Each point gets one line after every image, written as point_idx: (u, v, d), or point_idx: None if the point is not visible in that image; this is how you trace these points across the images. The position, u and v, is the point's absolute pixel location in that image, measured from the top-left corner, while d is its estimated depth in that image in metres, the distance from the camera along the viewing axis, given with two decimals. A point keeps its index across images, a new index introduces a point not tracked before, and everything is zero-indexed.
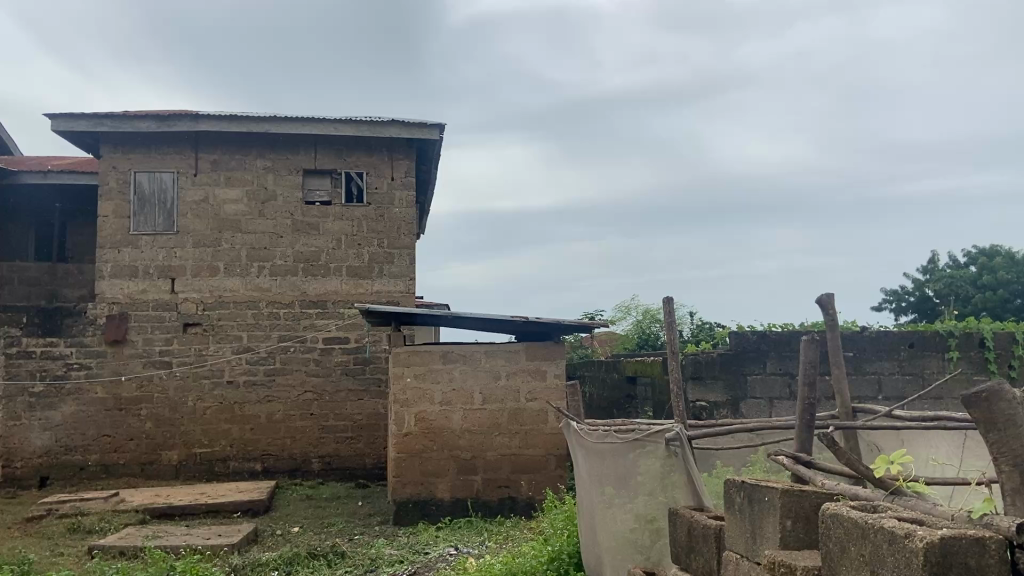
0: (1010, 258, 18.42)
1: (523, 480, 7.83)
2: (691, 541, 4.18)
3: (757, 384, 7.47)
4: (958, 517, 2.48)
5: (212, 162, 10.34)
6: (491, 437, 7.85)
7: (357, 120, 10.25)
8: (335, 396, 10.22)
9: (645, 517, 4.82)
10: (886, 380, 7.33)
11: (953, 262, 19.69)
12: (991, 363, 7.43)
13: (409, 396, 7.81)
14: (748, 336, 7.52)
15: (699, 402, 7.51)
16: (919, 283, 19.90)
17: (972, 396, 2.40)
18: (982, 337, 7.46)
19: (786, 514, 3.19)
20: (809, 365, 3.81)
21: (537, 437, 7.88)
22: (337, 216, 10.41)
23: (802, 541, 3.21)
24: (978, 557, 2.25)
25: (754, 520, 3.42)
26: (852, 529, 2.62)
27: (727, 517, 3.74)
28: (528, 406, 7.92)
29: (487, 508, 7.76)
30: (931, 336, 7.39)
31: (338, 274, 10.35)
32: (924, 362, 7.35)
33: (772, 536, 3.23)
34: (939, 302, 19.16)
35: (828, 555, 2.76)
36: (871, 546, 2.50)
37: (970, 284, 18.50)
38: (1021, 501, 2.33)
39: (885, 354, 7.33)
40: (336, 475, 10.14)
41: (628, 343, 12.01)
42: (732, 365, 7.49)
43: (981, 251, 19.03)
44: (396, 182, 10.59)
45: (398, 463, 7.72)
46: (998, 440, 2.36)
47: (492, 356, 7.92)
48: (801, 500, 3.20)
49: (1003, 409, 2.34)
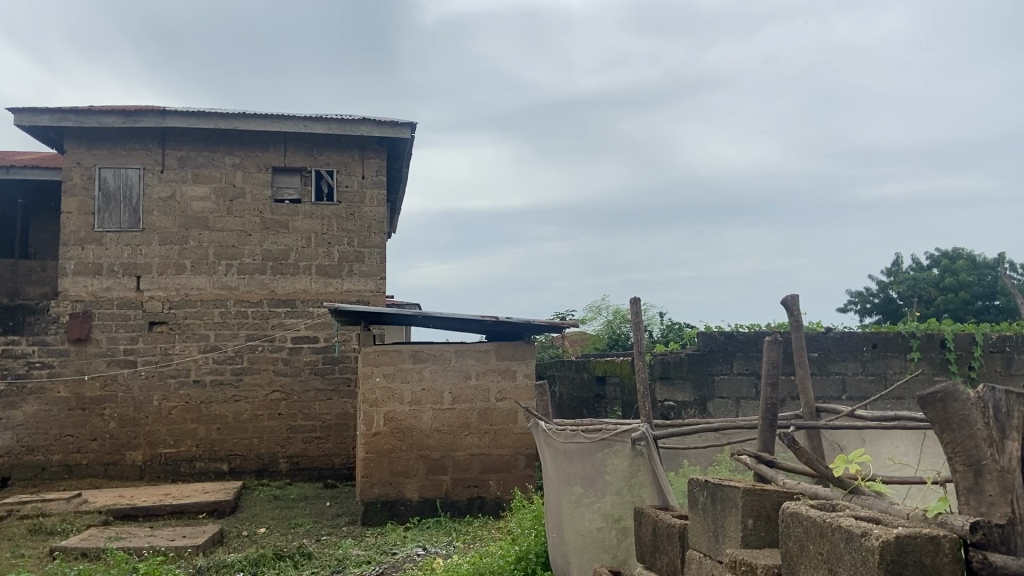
0: (971, 260, 18.79)
1: (492, 480, 7.83)
2: (656, 540, 4.21)
3: (724, 384, 7.55)
4: (914, 516, 2.52)
5: (179, 158, 10.20)
6: (460, 437, 7.84)
7: (327, 117, 10.19)
8: (304, 396, 10.15)
9: (612, 516, 4.85)
10: (850, 380, 7.44)
11: (917, 264, 20.04)
12: (952, 364, 7.56)
13: (378, 396, 7.79)
14: (715, 336, 7.60)
15: (667, 401, 7.56)
16: (883, 284, 20.25)
17: (928, 397, 2.43)
18: (943, 338, 7.59)
19: (748, 513, 3.23)
20: (772, 366, 3.86)
21: (506, 437, 7.89)
22: (306, 215, 10.34)
23: (763, 540, 3.25)
24: (932, 556, 2.29)
25: (717, 519, 3.45)
26: (810, 528, 2.65)
27: (691, 516, 3.78)
28: (497, 406, 7.92)
29: (456, 508, 7.75)
30: (893, 337, 7.53)
31: (307, 273, 10.27)
32: (887, 362, 7.48)
33: (734, 535, 3.27)
34: (902, 303, 19.54)
35: (788, 553, 2.80)
36: (829, 545, 2.54)
37: (933, 285, 18.87)
38: (975, 501, 2.37)
39: (849, 354, 7.45)
40: (304, 475, 10.07)
41: (599, 343, 12.07)
42: (700, 365, 7.56)
43: (943, 253, 19.39)
44: (366, 181, 10.54)
45: (367, 463, 7.69)
46: (952, 440, 2.40)
47: (462, 355, 7.92)
48: (762, 498, 3.24)
49: (957, 409, 2.38)
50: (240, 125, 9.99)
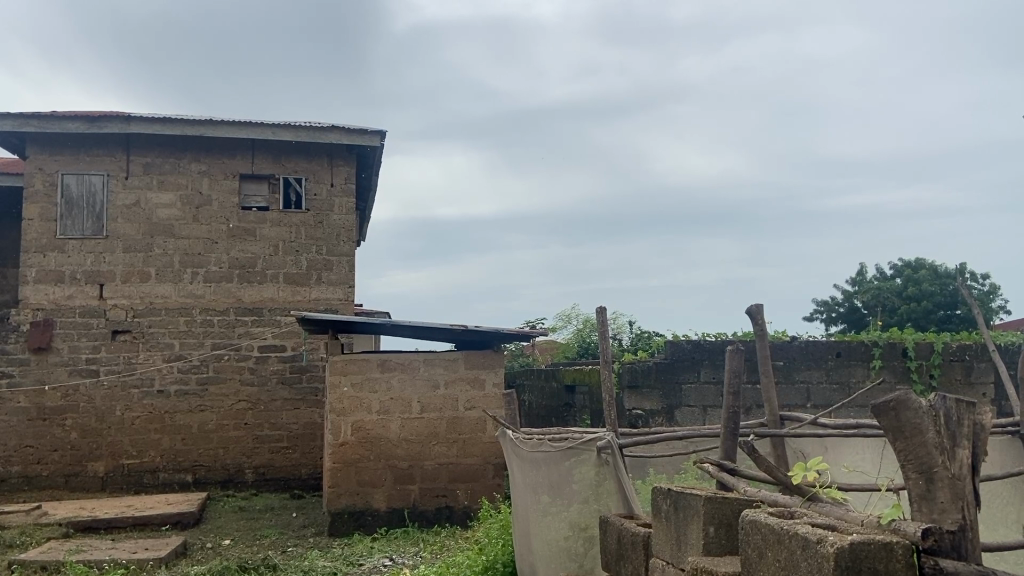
0: (934, 270, 19.14)
1: (461, 489, 7.81)
2: (621, 549, 4.23)
3: (692, 392, 7.60)
4: (869, 523, 2.56)
5: (144, 164, 10.08)
6: (428, 447, 7.82)
7: (296, 124, 10.13)
8: (270, 405, 10.06)
9: (580, 524, 4.88)
10: (814, 389, 7.56)
11: (880, 274, 20.36)
12: (913, 373, 7.68)
13: (346, 405, 7.74)
14: (683, 345, 7.65)
15: (635, 410, 7.62)
16: (848, 293, 20.58)
17: (881, 406, 2.47)
18: (905, 347, 7.71)
19: (708, 521, 3.26)
20: (734, 374, 3.90)
21: (475, 446, 7.87)
22: (274, 222, 10.26)
23: (724, 547, 3.28)
24: (885, 562, 2.33)
25: (679, 527, 3.48)
26: (768, 535, 2.69)
27: (654, 524, 3.80)
28: (466, 415, 7.90)
29: (425, 517, 7.72)
30: (857, 346, 7.64)
31: (274, 281, 10.19)
32: (850, 371, 7.60)
33: (696, 543, 3.30)
34: (867, 312, 19.90)
35: (747, 560, 2.83)
36: (787, 552, 2.57)
37: (896, 294, 19.20)
38: (927, 507, 2.40)
39: (814, 362, 7.57)
40: (270, 485, 9.96)
41: (569, 351, 12.13)
42: (667, 374, 7.62)
43: (907, 263, 19.73)
44: (336, 189, 10.49)
45: (334, 472, 7.64)
46: (904, 448, 2.44)
47: (431, 364, 7.90)
48: (723, 506, 3.27)
49: (910, 417, 2.42)
50: (208, 131, 9.91)
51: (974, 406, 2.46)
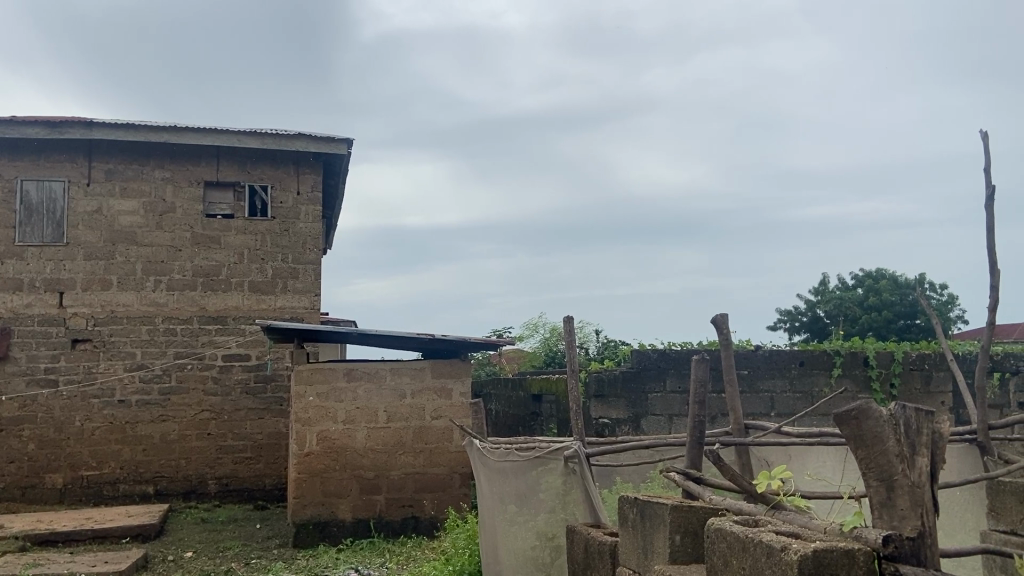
0: (894, 281, 19.52)
1: (427, 499, 7.78)
2: (587, 557, 4.24)
3: (657, 401, 7.66)
4: (831, 530, 2.59)
5: (107, 171, 9.91)
6: (395, 456, 7.77)
7: (262, 131, 10.05)
8: (234, 415, 9.92)
9: (546, 534, 4.87)
10: (778, 397, 7.66)
11: (842, 284, 20.71)
12: (873, 382, 7.81)
13: (311, 415, 7.67)
14: (649, 354, 7.71)
15: (602, 419, 7.66)
16: (811, 303, 20.91)
17: (843, 415, 2.52)
18: (866, 356, 7.83)
19: (675, 529, 3.28)
20: (700, 384, 3.94)
21: (442, 455, 7.84)
22: (239, 230, 10.15)
23: (690, 555, 3.30)
24: (847, 568, 2.37)
25: (646, 536, 3.50)
26: (734, 543, 2.72)
27: (621, 532, 3.82)
28: (433, 424, 7.87)
29: (391, 528, 7.67)
30: (819, 355, 7.76)
31: (239, 289, 10.06)
32: (813, 380, 7.71)
33: (662, 551, 3.32)
34: (829, 321, 20.23)
35: (712, 568, 2.86)
36: (751, 559, 2.60)
37: (858, 304, 19.53)
38: (888, 515, 2.45)
39: (777, 371, 7.68)
40: (233, 497, 9.82)
41: (537, 360, 12.15)
42: (633, 383, 7.67)
43: (867, 274, 20.10)
44: (302, 197, 10.41)
45: (299, 483, 7.56)
46: (866, 456, 2.48)
47: (398, 374, 7.86)
48: (690, 515, 3.30)
49: (871, 426, 2.47)
50: (172, 137, 9.79)
51: (933, 415, 2.51)
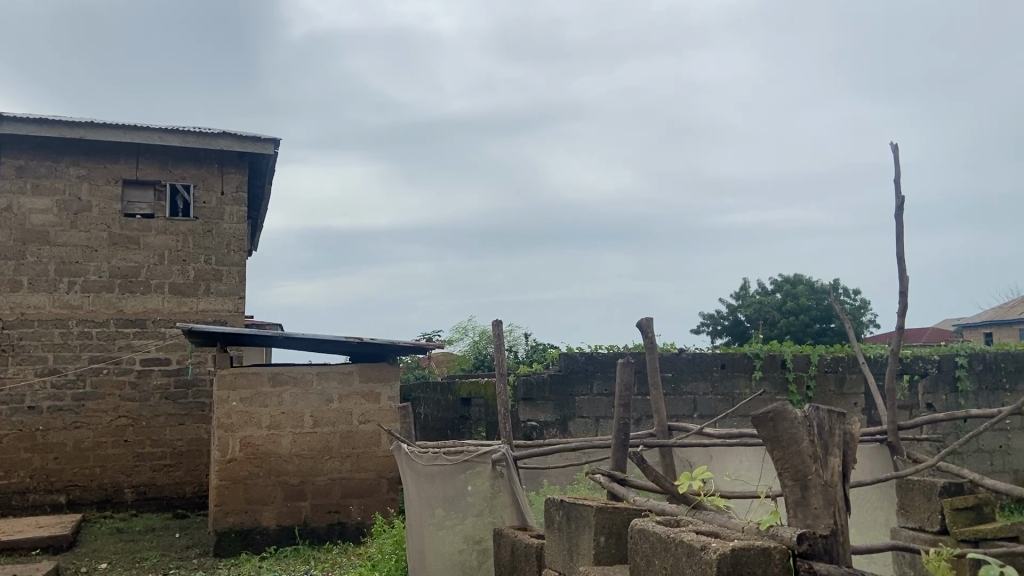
0: (810, 286, 20.24)
1: (353, 504, 7.69)
2: (514, 560, 4.28)
3: (585, 403, 7.76)
4: (748, 529, 2.68)
5: (17, 167, 9.47)
6: (321, 462, 7.66)
7: (184, 129, 9.79)
8: (152, 421, 9.62)
9: (474, 537, 4.88)
10: (700, 399, 7.86)
11: (762, 289, 21.36)
12: (790, 384, 8.09)
13: (235, 421, 7.50)
14: (577, 357, 7.81)
15: (530, 422, 7.73)
16: (732, 308, 21.50)
17: (760, 417, 2.62)
18: (783, 359, 8.11)
19: (600, 530, 3.34)
20: (625, 387, 4.02)
21: (369, 460, 7.77)
22: (159, 230, 9.85)
23: (614, 556, 3.36)
24: (764, 566, 2.43)
25: (571, 537, 3.55)
26: (656, 543, 2.78)
27: (547, 535, 3.86)
28: (360, 429, 7.79)
29: (316, 534, 7.56)
30: (739, 358, 8.01)
31: (159, 292, 9.77)
32: (733, 382, 7.95)
33: (587, 552, 3.38)
34: (749, 325, 20.85)
35: (635, 568, 2.93)
36: (673, 558, 2.67)
37: (776, 309, 20.17)
38: (802, 513, 2.55)
39: (700, 374, 7.88)
40: (151, 505, 9.53)
41: (466, 363, 12.16)
42: (561, 386, 7.77)
43: (785, 279, 20.78)
44: (226, 197, 10.17)
45: (221, 491, 7.38)
46: (781, 456, 2.58)
47: (325, 378, 7.76)
48: (614, 516, 3.37)
49: (786, 428, 2.57)
50: (88, 134, 9.43)
51: (845, 417, 2.63)
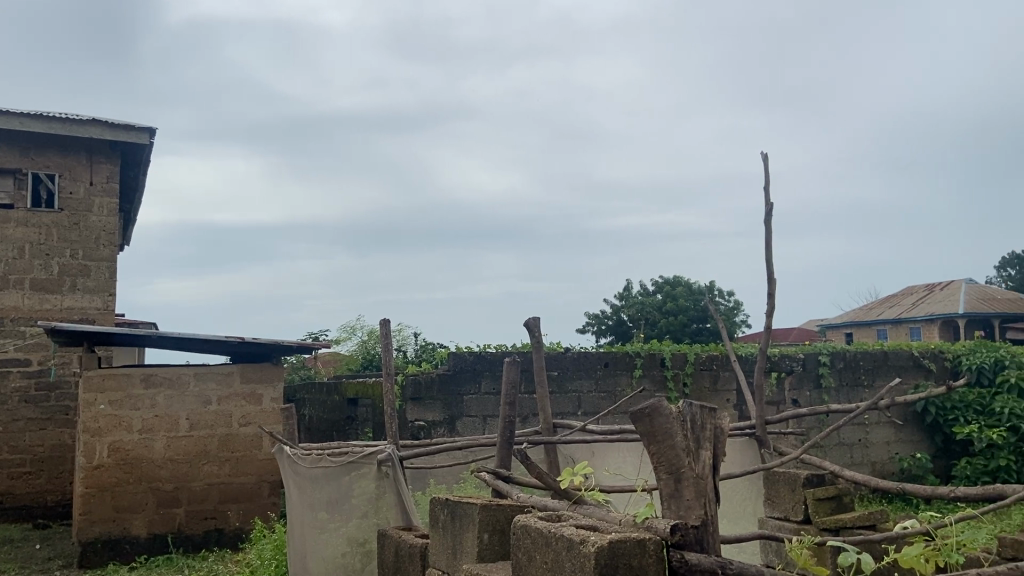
0: (688, 288, 21.02)
1: (232, 510, 7.41)
2: (398, 561, 4.23)
3: (473, 403, 7.77)
4: (626, 522, 2.74)
5: None
6: (197, 466, 7.34)
7: (49, 115, 9.16)
8: (9, 427, 8.97)
9: (357, 539, 4.80)
10: (584, 397, 8.02)
11: (643, 289, 22.00)
12: (669, 381, 8.37)
13: (102, 425, 7.09)
14: (465, 357, 7.80)
15: (417, 422, 7.67)
16: (616, 308, 22.05)
17: (637, 413, 2.67)
18: (662, 358, 8.38)
19: (483, 528, 3.34)
20: (511, 385, 4.04)
21: (249, 464, 7.50)
22: (19, 222, 9.19)
23: (497, 553, 3.37)
24: (640, 557, 2.47)
25: (456, 535, 3.54)
26: (538, 538, 2.80)
27: (431, 535, 3.83)
28: (240, 432, 7.51)
29: (191, 542, 7.24)
30: (622, 356, 8.22)
31: (19, 288, 9.11)
32: (616, 380, 8.15)
33: (471, 550, 3.38)
34: (631, 325, 21.44)
35: (517, 564, 2.94)
36: (554, 554, 2.70)
37: (657, 309, 20.83)
38: (675, 505, 2.63)
39: (585, 372, 8.04)
40: (7, 516, 8.88)
41: (353, 363, 11.95)
42: (449, 385, 7.74)
43: (666, 280, 21.48)
44: (95, 188, 9.58)
45: (86, 499, 6.95)
46: (657, 451, 2.65)
47: (203, 379, 7.43)
48: (497, 513, 3.37)
49: (662, 422, 2.64)
50: None
51: (716, 412, 2.74)
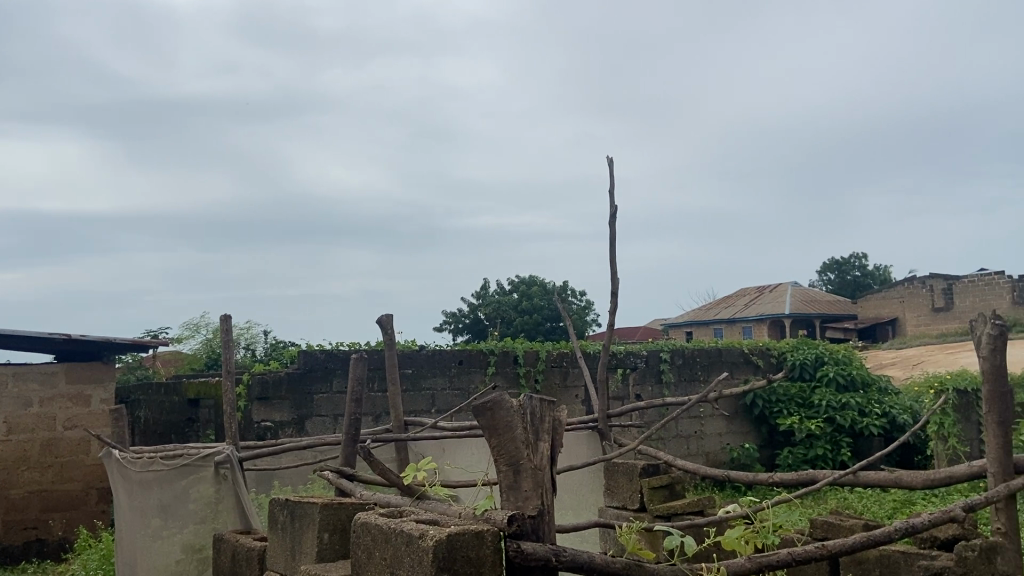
0: (543, 287, 21.46)
1: (55, 519, 6.87)
2: (234, 565, 4.08)
3: (323, 402, 7.61)
4: (465, 515, 2.77)
5: None
6: (14, 473, 6.76)
7: None
8: None
9: (193, 546, 4.59)
10: (438, 395, 8.02)
11: (500, 288, 22.26)
12: (521, 378, 8.52)
13: None
14: (316, 354, 7.63)
15: (264, 422, 7.40)
16: (473, 306, 22.18)
17: (479, 407, 2.72)
18: (516, 355, 8.52)
19: (323, 527, 3.28)
20: (358, 382, 3.98)
21: (75, 469, 6.98)
22: None
23: (337, 552, 3.33)
24: (477, 548, 2.50)
25: (295, 536, 3.45)
26: (377, 535, 2.78)
27: (270, 537, 3.72)
28: (66, 435, 6.99)
29: (6, 555, 6.65)
30: (476, 354, 8.29)
31: None
32: (470, 377, 8.23)
33: (310, 551, 3.31)
34: (488, 323, 21.65)
35: (356, 562, 2.91)
36: (392, 549, 2.69)
37: (513, 308, 21.15)
38: (513, 496, 2.68)
39: (439, 370, 8.04)
40: None
41: (196, 362, 11.39)
42: (298, 384, 7.53)
43: (522, 280, 21.83)
44: None
45: None
46: (497, 443, 2.70)
47: (22, 379, 6.87)
48: (338, 512, 3.32)
49: (502, 416, 2.70)
50: None
51: (554, 405, 2.82)
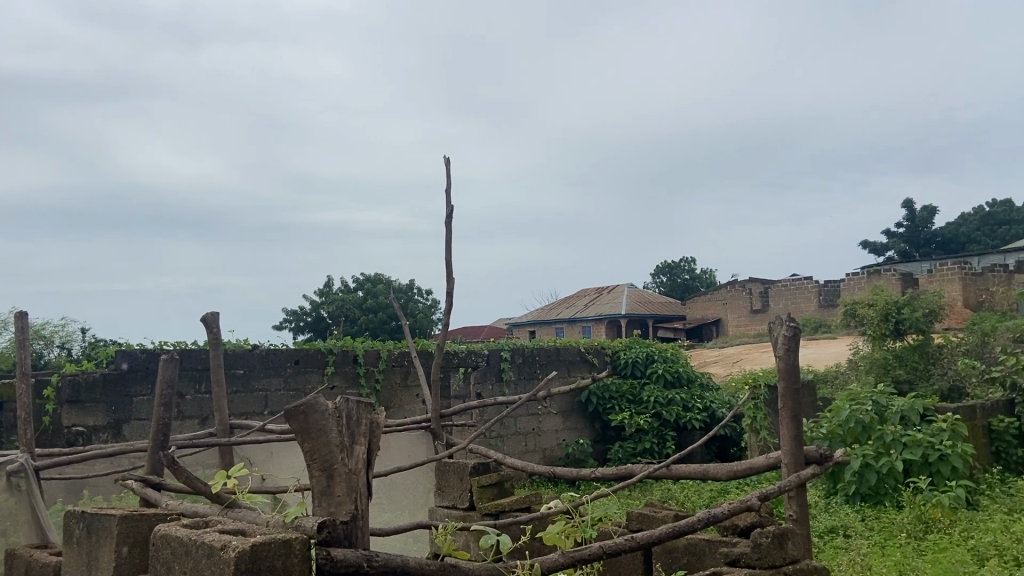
0: (388, 285, 21.17)
1: None
2: None
3: (144, 405, 7.13)
4: (274, 523, 2.66)
5: None
6: None
7: None
8: None
9: None
10: (271, 396, 7.72)
11: (344, 286, 21.76)
12: (360, 377, 8.36)
13: None
14: (137, 354, 7.13)
15: (75, 427, 6.84)
16: (315, 304, 21.55)
17: (291, 411, 2.61)
18: (355, 354, 8.35)
19: (123, 540, 3.06)
20: (167, 385, 3.74)
21: None
22: None
23: (137, 566, 3.10)
24: (284, 558, 2.42)
25: (91, 551, 3.20)
26: (177, 547, 2.63)
27: (65, 552, 3.43)
28: None
29: None
30: (313, 354, 8.05)
31: None
32: (306, 378, 7.97)
33: (107, 566, 3.08)
34: (331, 322, 21.12)
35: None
36: (193, 562, 2.55)
37: (357, 306, 20.73)
38: (326, 502, 2.60)
39: (272, 370, 7.74)
40: None
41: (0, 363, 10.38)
42: (116, 386, 7.02)
43: (367, 278, 21.43)
44: None
45: None
46: (310, 448, 2.61)
47: None
48: (139, 524, 3.10)
49: (316, 420, 2.61)
50: None
51: (372, 407, 2.76)
